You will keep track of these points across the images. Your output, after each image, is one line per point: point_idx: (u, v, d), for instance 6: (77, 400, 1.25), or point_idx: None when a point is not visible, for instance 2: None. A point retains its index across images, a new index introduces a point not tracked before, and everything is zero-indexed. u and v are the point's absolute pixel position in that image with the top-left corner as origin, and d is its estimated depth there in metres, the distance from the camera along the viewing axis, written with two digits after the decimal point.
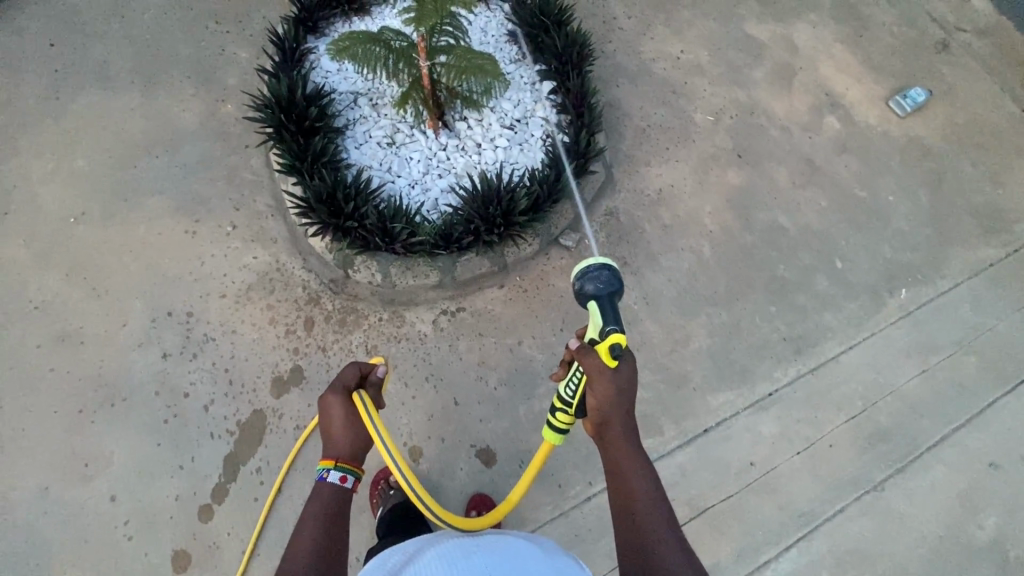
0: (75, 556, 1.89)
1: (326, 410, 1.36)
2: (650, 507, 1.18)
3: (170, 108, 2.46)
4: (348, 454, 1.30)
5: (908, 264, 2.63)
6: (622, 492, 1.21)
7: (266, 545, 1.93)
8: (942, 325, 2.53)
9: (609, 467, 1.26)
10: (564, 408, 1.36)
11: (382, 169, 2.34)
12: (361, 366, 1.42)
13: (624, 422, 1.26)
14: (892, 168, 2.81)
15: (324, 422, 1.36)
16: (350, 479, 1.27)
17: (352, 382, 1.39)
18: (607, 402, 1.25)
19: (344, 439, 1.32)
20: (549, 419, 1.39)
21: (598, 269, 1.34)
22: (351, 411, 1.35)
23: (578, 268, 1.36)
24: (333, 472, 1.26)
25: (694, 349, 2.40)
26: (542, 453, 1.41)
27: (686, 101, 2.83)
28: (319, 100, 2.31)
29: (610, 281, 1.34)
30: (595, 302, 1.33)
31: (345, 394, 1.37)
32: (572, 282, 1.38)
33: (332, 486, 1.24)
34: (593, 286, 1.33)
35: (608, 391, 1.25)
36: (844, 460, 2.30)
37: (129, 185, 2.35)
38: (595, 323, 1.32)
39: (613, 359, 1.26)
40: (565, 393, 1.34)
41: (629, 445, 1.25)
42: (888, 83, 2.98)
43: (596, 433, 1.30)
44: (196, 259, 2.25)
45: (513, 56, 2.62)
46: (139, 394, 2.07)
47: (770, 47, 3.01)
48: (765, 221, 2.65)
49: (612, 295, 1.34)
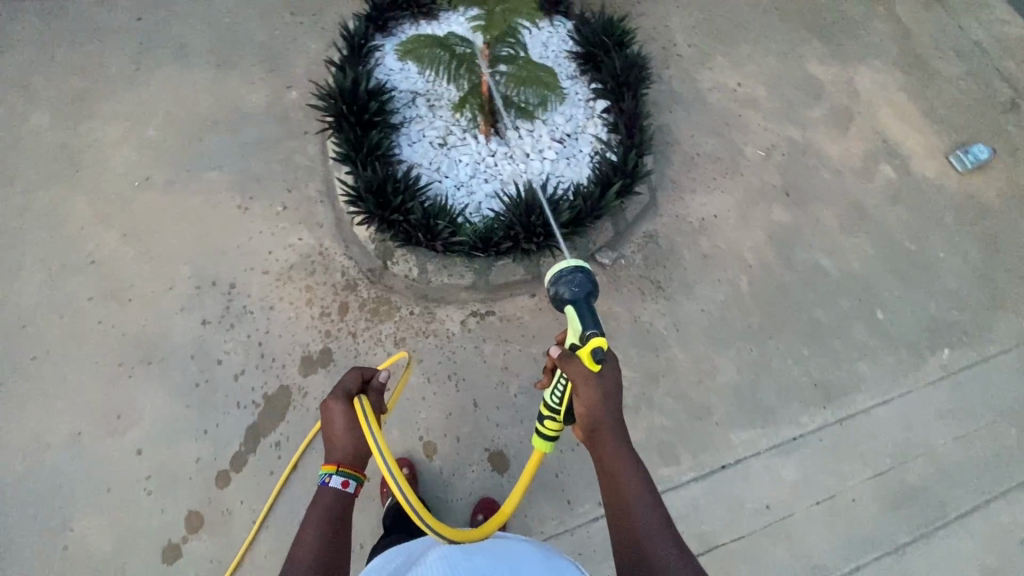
0: (96, 503, 1.97)
1: (328, 415, 1.34)
2: (644, 510, 1.17)
3: (239, 89, 2.58)
4: (350, 460, 1.30)
5: (954, 323, 2.54)
6: (616, 496, 1.20)
7: (275, 519, 1.97)
8: (984, 391, 2.43)
9: (602, 472, 1.24)
10: (553, 416, 1.32)
11: (431, 168, 2.40)
12: (362, 371, 1.41)
13: (614, 426, 1.24)
14: (946, 224, 2.73)
15: (327, 427, 1.34)
16: (352, 484, 1.28)
17: (354, 387, 1.35)
18: (596, 407, 1.23)
19: (347, 446, 1.31)
20: (536, 427, 1.34)
21: (571, 272, 1.37)
22: (352, 418, 1.32)
23: (552, 273, 1.38)
24: (335, 477, 1.27)
25: (721, 382, 2.36)
26: (533, 462, 1.38)
27: (738, 134, 2.82)
28: (380, 95, 2.39)
29: (584, 283, 1.35)
30: (572, 306, 1.34)
31: (347, 399, 1.34)
32: (546, 288, 1.40)
33: (333, 492, 1.25)
34: (568, 290, 1.35)
35: (595, 396, 1.22)
36: (865, 516, 2.21)
37: (192, 157, 2.46)
38: (575, 328, 1.31)
39: (596, 364, 1.22)
40: (551, 400, 1.30)
41: (622, 449, 1.23)
42: (949, 137, 2.91)
43: (587, 439, 1.28)
44: (245, 234, 2.34)
45: (571, 72, 2.66)
46: (175, 356, 2.15)
47: (830, 88, 2.97)
48: (807, 262, 2.60)
49: (587, 298, 1.35)
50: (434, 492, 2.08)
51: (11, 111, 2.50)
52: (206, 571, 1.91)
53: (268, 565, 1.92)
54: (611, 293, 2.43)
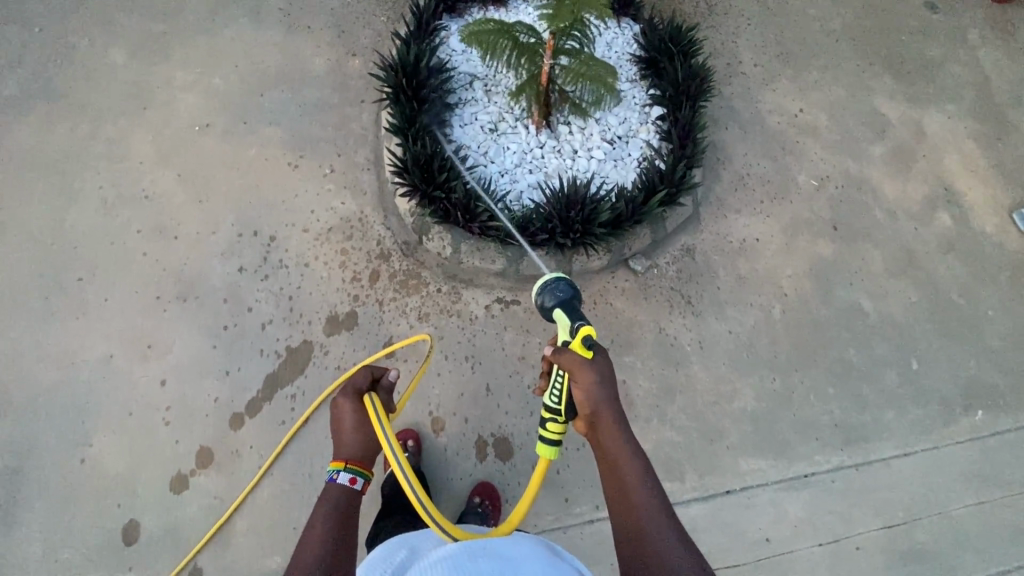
0: (117, 425, 2.06)
1: (338, 412, 1.33)
2: (646, 497, 1.16)
3: (305, 51, 2.65)
4: (358, 456, 1.29)
5: (992, 386, 2.43)
6: (617, 486, 1.19)
7: (280, 468, 2.02)
8: (1014, 459, 2.32)
9: (603, 462, 1.23)
10: (554, 417, 1.27)
11: (479, 152, 2.41)
12: (372, 370, 1.38)
13: (613, 413, 1.23)
14: (999, 282, 2.61)
15: (336, 425, 1.33)
16: (359, 482, 1.26)
17: (363, 384, 1.35)
18: (594, 394, 1.21)
19: (356, 443, 1.30)
20: (540, 433, 1.28)
21: (554, 281, 1.40)
22: (361, 415, 1.31)
23: (537, 284, 1.43)
24: (342, 474, 1.26)
25: (737, 407, 2.31)
26: (538, 473, 1.28)
27: (793, 161, 2.75)
28: (439, 74, 2.42)
29: (567, 289, 1.39)
30: (559, 308, 1.37)
31: (357, 396, 1.33)
32: (534, 301, 1.44)
33: (340, 488, 1.24)
34: (552, 296, 1.38)
35: (591, 382, 1.21)
36: (869, 567, 2.14)
37: (252, 110, 2.54)
38: (564, 325, 1.34)
39: (587, 350, 1.25)
40: (550, 400, 1.28)
41: (621, 435, 1.22)
42: (1016, 194, 2.78)
43: (588, 429, 1.26)
44: (291, 191, 2.40)
45: (631, 75, 2.64)
46: (210, 297, 2.22)
47: (896, 126, 2.87)
48: (845, 299, 2.53)
49: (573, 299, 1.38)
50: (434, 469, 2.10)
51: (93, 44, 2.62)
52: (208, 506, 1.97)
53: (267, 510, 1.98)
54: (639, 301, 2.41)
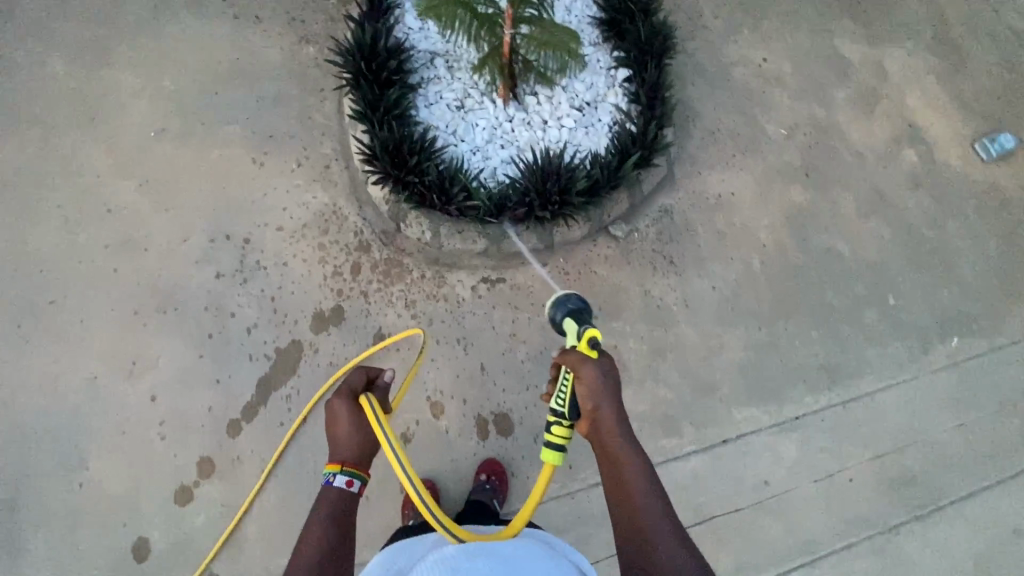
0: (112, 445, 2.02)
1: (333, 414, 1.35)
2: (647, 493, 1.21)
3: (256, 43, 2.55)
4: (354, 458, 1.31)
5: (966, 313, 2.53)
6: (618, 481, 1.24)
7: (284, 469, 2.02)
8: (989, 381, 2.43)
9: (605, 460, 1.27)
10: (559, 420, 1.30)
11: (448, 132, 2.37)
12: (367, 371, 1.42)
13: (614, 411, 1.27)
14: (966, 213, 2.69)
15: (331, 426, 1.35)
16: (356, 484, 1.29)
17: (358, 385, 1.38)
18: (598, 391, 1.26)
19: (351, 444, 1.32)
20: (545, 438, 1.29)
21: (565, 295, 1.50)
22: (357, 415, 1.34)
23: (550, 298, 1.51)
24: (339, 476, 1.28)
25: (727, 359, 2.37)
26: (543, 479, 1.27)
27: (761, 112, 2.77)
28: (399, 54, 2.35)
29: (577, 301, 1.48)
30: (570, 318, 1.45)
31: (353, 397, 1.36)
32: (547, 313, 1.52)
33: (337, 491, 1.27)
34: (563, 306, 1.47)
35: (596, 379, 1.26)
36: (862, 496, 2.24)
37: (208, 110, 2.45)
38: (572, 331, 1.42)
39: (593, 350, 1.32)
40: (556, 403, 1.31)
41: (623, 433, 1.26)
42: (976, 125, 2.84)
43: (590, 428, 1.29)
44: (260, 190, 2.34)
45: (593, 39, 2.61)
46: (189, 307, 2.17)
47: (858, 68, 2.90)
48: (822, 244, 2.58)
49: (583, 310, 1.47)
50: (438, 452, 2.13)
51: (29, 54, 2.48)
52: (217, 514, 1.97)
53: (277, 511, 1.99)
54: (623, 267, 2.42)
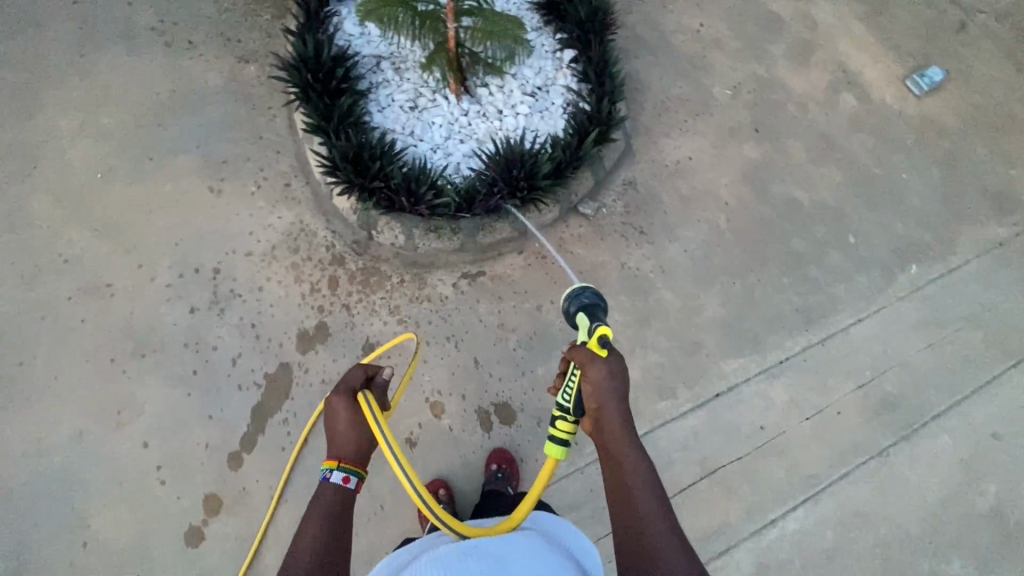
0: (110, 499, 1.96)
1: (332, 410, 1.34)
2: (646, 495, 1.24)
3: (195, 69, 2.48)
4: (352, 456, 1.30)
5: (920, 240, 2.67)
6: (618, 478, 1.27)
7: (293, 493, 1.99)
8: (950, 300, 2.58)
9: (607, 459, 1.31)
10: (564, 416, 1.36)
11: (405, 133, 2.36)
12: (367, 368, 1.39)
13: (619, 411, 1.31)
14: (907, 146, 2.83)
15: (329, 422, 1.34)
16: (353, 481, 1.27)
17: (356, 382, 1.35)
18: (604, 390, 1.30)
19: (349, 441, 1.31)
20: (550, 432, 1.37)
21: (581, 289, 1.50)
22: (356, 413, 1.33)
23: (567, 289, 1.52)
24: (336, 473, 1.27)
25: (708, 317, 2.45)
26: (546, 472, 1.34)
27: (705, 75, 2.85)
28: (344, 61, 2.32)
29: (594, 297, 1.49)
30: (582, 313, 1.46)
31: (351, 395, 1.35)
32: (563, 304, 1.53)
33: (334, 488, 1.25)
34: (579, 300, 1.48)
35: (602, 377, 1.30)
36: (852, 426, 2.36)
37: (155, 143, 2.37)
38: (584, 327, 1.44)
39: (603, 349, 1.36)
40: (562, 399, 1.36)
41: (626, 434, 1.29)
42: (906, 62, 2.99)
43: (594, 428, 1.34)
44: (223, 217, 2.28)
45: (535, 24, 2.64)
46: (169, 346, 2.11)
47: (790, 22, 3.01)
48: (780, 194, 2.68)
49: (599, 306, 1.47)
50: (445, 451, 2.13)
51: None
52: (232, 548, 1.94)
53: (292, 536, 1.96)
54: (596, 243, 2.47)
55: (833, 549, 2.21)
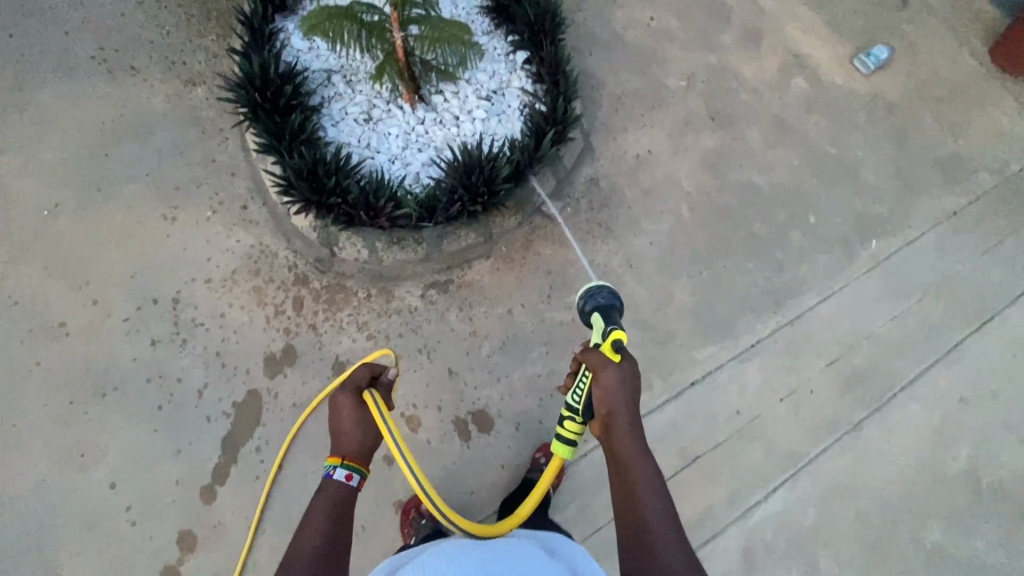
0: (79, 545, 1.89)
1: (338, 408, 1.49)
2: (650, 493, 1.32)
3: (140, 95, 2.42)
4: (354, 453, 1.44)
5: (878, 215, 2.73)
6: (623, 477, 1.36)
7: (271, 521, 1.94)
8: (911, 271, 2.64)
9: (613, 459, 1.41)
10: (572, 416, 1.50)
11: (361, 146, 2.33)
12: (371, 367, 1.55)
13: (627, 415, 1.41)
14: (859, 125, 2.90)
15: (334, 421, 1.49)
16: (355, 477, 1.41)
17: (362, 382, 1.51)
18: (613, 393, 1.41)
19: (353, 439, 1.44)
20: (558, 431, 1.52)
21: (598, 289, 1.65)
22: (361, 410, 1.48)
23: (583, 289, 1.68)
24: (339, 469, 1.40)
25: (678, 307, 2.46)
26: (553, 468, 1.52)
27: (659, 68, 2.87)
28: (292, 78, 2.29)
29: (609, 298, 1.63)
30: (597, 313, 1.60)
31: (356, 393, 1.50)
32: (577, 302, 1.69)
33: (338, 482, 1.38)
34: (592, 302, 1.63)
35: (613, 381, 1.42)
36: (825, 403, 2.40)
37: (103, 174, 2.30)
38: (598, 329, 1.57)
39: (614, 355, 1.47)
40: (571, 400, 1.50)
41: (634, 438, 1.39)
42: (852, 42, 3.06)
43: (603, 430, 1.44)
44: (179, 245, 2.23)
45: (485, 28, 2.63)
46: (130, 382, 2.04)
47: (737, 10, 3.05)
48: (740, 180, 2.72)
49: (613, 307, 1.62)
50: (424, 464, 2.11)
51: None
52: None
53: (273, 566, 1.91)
54: (563, 241, 2.45)
55: (815, 525, 2.24)
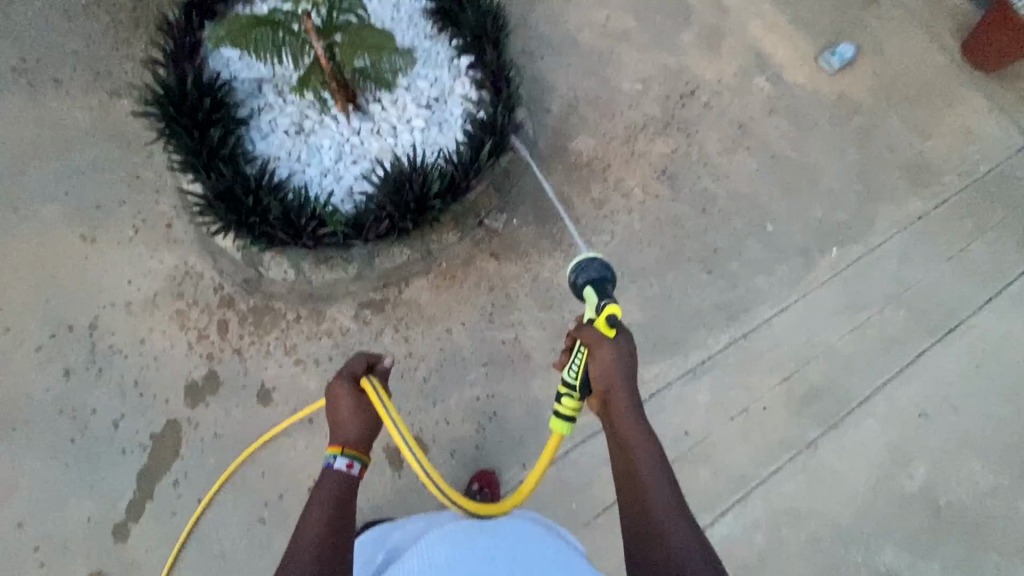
0: None
1: (334, 397, 1.35)
2: (654, 475, 1.21)
3: (60, 108, 2.30)
4: (354, 441, 1.28)
5: (839, 223, 2.64)
6: (625, 460, 1.24)
7: (188, 559, 1.88)
8: (872, 281, 2.55)
9: (614, 438, 1.28)
10: (570, 393, 1.36)
11: (291, 160, 2.23)
12: (368, 355, 1.42)
13: (627, 391, 1.28)
14: (822, 127, 2.79)
15: (332, 410, 1.34)
16: (356, 466, 1.26)
17: (360, 369, 1.38)
18: (611, 370, 1.28)
19: (350, 426, 1.30)
20: (556, 408, 1.36)
21: (589, 261, 1.50)
22: (358, 396, 1.34)
23: (572, 262, 1.53)
24: (340, 459, 1.25)
25: (626, 324, 2.38)
26: (552, 445, 1.36)
27: (613, 71, 2.76)
28: (215, 90, 2.17)
29: (601, 270, 1.49)
30: (590, 287, 1.47)
31: (353, 380, 1.36)
32: (567, 276, 1.54)
33: (338, 473, 1.23)
34: (584, 275, 1.49)
35: (609, 358, 1.28)
36: (778, 421, 2.32)
37: (20, 194, 2.20)
38: (592, 304, 1.43)
39: (611, 329, 1.33)
40: (568, 375, 1.35)
41: (634, 415, 1.27)
42: (816, 41, 2.95)
43: (602, 407, 1.32)
44: (98, 268, 2.13)
45: (428, 31, 2.49)
46: (43, 415, 1.97)
47: (698, 9, 2.94)
48: (695, 189, 2.62)
49: (605, 281, 1.48)
50: None
51: None
52: None
53: None
54: (508, 256, 2.35)
55: (763, 550, 2.18)
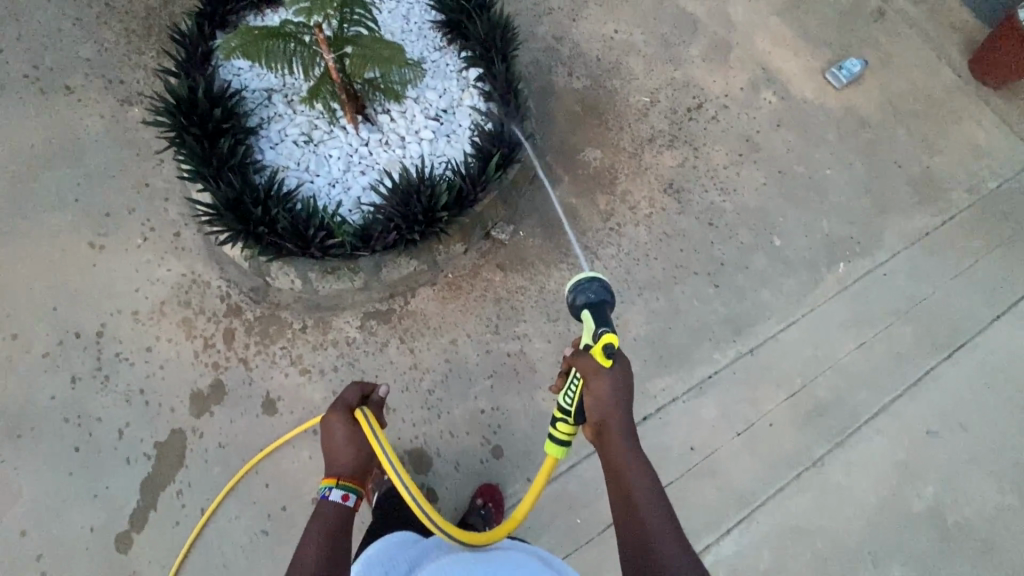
0: None
1: (330, 429, 1.37)
2: (651, 505, 1.21)
3: (71, 115, 2.32)
4: (349, 472, 1.29)
5: (846, 237, 2.63)
6: (621, 489, 1.25)
7: (189, 571, 1.86)
8: (880, 297, 2.54)
9: (609, 468, 1.29)
10: (565, 419, 1.36)
11: (299, 169, 2.24)
12: (362, 387, 1.46)
13: (621, 421, 1.29)
14: (829, 141, 2.79)
15: (327, 442, 1.36)
16: (352, 497, 1.26)
17: (354, 400, 1.42)
18: (605, 400, 1.28)
19: (346, 457, 1.31)
20: (551, 432, 1.37)
21: (588, 282, 1.43)
22: (352, 427, 1.36)
23: (570, 281, 1.45)
24: (335, 490, 1.25)
25: (632, 337, 2.38)
26: (546, 471, 1.37)
27: (621, 83, 2.78)
28: (225, 100, 2.19)
29: (600, 292, 1.42)
30: (588, 310, 1.42)
31: (348, 411, 1.39)
32: (564, 295, 1.47)
33: (333, 504, 1.23)
34: (583, 297, 1.42)
35: (604, 388, 1.28)
36: (785, 437, 2.30)
37: (29, 200, 2.21)
38: (589, 329, 1.39)
39: (608, 358, 1.30)
40: (562, 403, 1.34)
41: (629, 445, 1.28)
42: (824, 55, 2.95)
43: (597, 436, 1.32)
44: (105, 275, 2.14)
45: (437, 44, 2.51)
46: (48, 422, 1.97)
47: (706, 22, 2.95)
48: (702, 202, 2.61)
49: (604, 304, 1.42)
50: None
51: None
52: None
53: None
54: (514, 267, 2.35)
55: (770, 568, 2.15)
